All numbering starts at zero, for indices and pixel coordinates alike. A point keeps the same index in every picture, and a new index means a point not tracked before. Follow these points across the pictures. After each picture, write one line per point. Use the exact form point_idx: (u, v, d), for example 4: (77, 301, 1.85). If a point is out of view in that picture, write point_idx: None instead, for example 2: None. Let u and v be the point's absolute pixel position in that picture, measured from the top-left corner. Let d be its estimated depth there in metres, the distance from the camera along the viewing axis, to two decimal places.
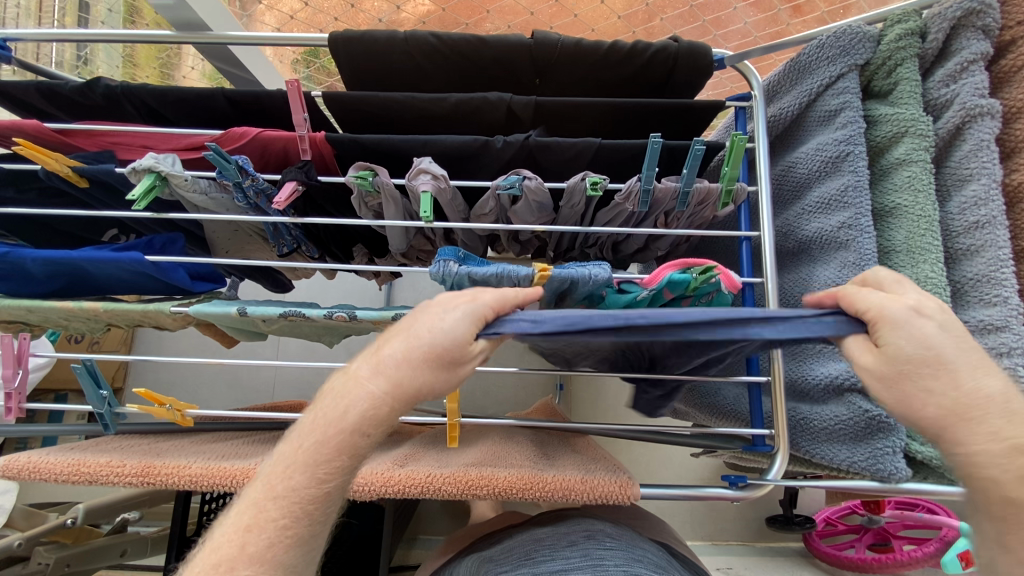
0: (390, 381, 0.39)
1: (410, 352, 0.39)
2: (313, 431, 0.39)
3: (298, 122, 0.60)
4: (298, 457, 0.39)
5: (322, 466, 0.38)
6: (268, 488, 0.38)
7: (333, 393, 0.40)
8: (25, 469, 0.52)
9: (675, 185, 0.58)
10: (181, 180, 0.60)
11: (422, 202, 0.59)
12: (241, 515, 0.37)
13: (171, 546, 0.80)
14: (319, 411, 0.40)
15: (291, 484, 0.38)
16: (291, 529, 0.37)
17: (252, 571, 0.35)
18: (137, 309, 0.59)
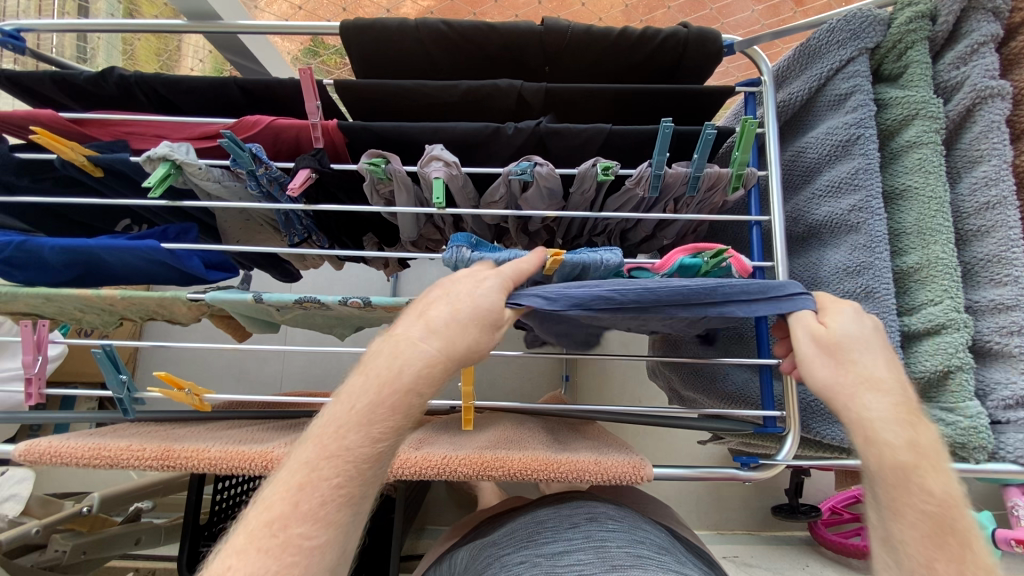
0: (442, 344, 0.39)
1: (458, 318, 0.40)
2: (367, 392, 0.38)
3: (311, 110, 0.60)
4: (348, 414, 0.38)
5: (376, 425, 0.38)
6: (319, 446, 0.36)
7: (382, 352, 0.40)
8: (47, 453, 0.53)
9: (685, 170, 0.59)
10: (195, 168, 0.60)
11: (434, 188, 0.60)
12: (291, 475, 0.36)
13: (187, 533, 0.80)
14: (368, 370, 0.39)
15: (344, 441, 0.37)
16: (344, 488, 0.36)
17: (306, 529, 0.34)
18: (153, 296, 0.59)
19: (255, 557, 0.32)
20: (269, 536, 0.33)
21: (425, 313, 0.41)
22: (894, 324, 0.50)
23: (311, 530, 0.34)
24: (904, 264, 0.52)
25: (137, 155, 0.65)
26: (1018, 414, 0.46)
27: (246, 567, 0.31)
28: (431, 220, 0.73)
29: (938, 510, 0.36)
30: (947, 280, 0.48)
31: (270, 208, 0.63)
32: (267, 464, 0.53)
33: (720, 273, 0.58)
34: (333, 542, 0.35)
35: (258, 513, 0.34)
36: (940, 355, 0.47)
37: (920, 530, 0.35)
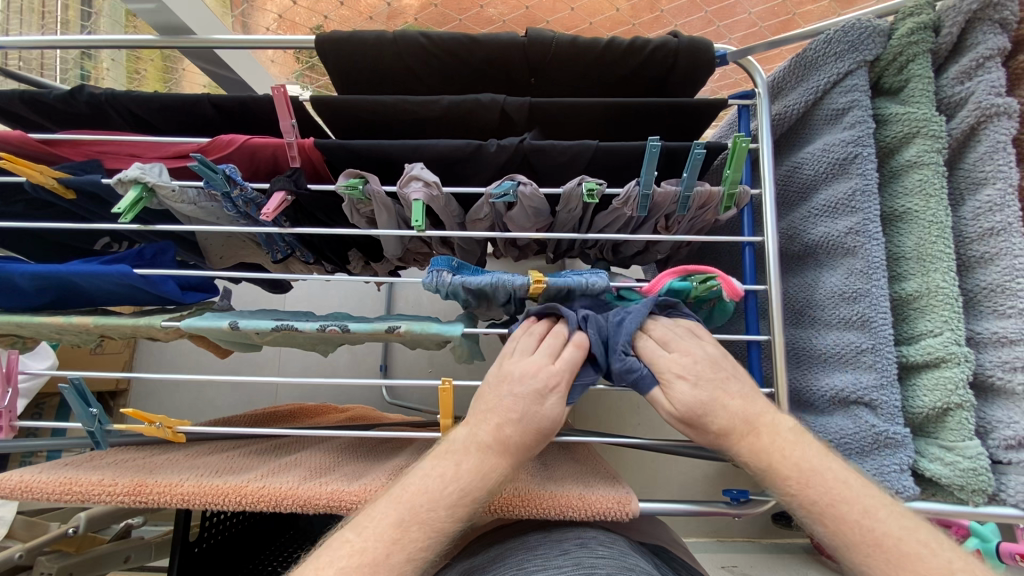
0: (520, 446, 0.46)
1: (528, 433, 0.47)
2: (445, 482, 0.45)
3: (286, 129, 0.57)
4: (427, 493, 0.44)
5: (459, 506, 0.45)
6: (412, 512, 0.43)
7: (467, 455, 0.46)
8: (17, 488, 0.52)
9: (675, 189, 0.56)
10: (169, 190, 0.59)
11: (413, 209, 0.57)
12: (387, 519, 0.43)
13: (175, 554, 0.80)
14: (453, 457, 0.46)
15: (434, 513, 0.44)
16: (426, 551, 0.43)
17: None
18: (128, 323, 0.58)
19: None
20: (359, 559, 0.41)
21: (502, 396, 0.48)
22: (891, 355, 0.48)
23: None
24: (903, 291, 0.49)
25: (111, 175, 0.63)
26: (1020, 454, 0.44)
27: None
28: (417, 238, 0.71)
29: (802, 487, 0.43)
30: (949, 311, 0.46)
31: (246, 230, 0.61)
32: (240, 499, 0.52)
33: (710, 296, 0.55)
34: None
35: (348, 556, 0.41)
36: (940, 390, 0.45)
37: (837, 533, 0.41)
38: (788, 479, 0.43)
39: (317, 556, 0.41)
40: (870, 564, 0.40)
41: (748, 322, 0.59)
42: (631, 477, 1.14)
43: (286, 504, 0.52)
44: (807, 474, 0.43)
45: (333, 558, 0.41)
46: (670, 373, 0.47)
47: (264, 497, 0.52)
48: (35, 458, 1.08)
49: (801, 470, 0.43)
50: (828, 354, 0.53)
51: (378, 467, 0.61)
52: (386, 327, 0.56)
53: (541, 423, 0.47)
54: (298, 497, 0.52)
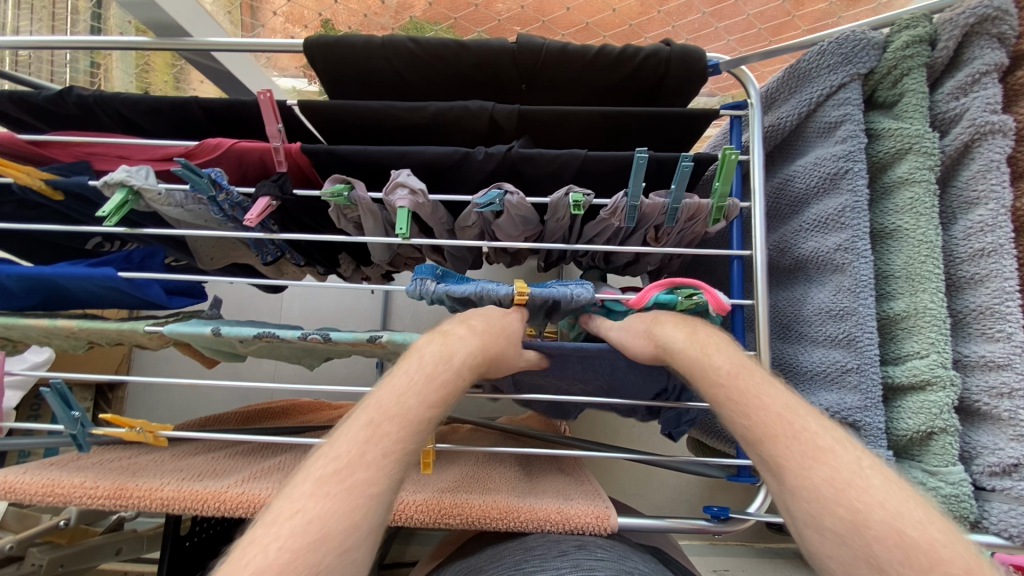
0: (488, 333, 0.45)
1: (494, 327, 0.47)
2: (412, 372, 0.38)
3: (272, 133, 0.57)
4: (396, 384, 0.38)
5: (432, 391, 0.38)
6: (380, 407, 0.36)
7: (429, 344, 0.41)
8: (2, 488, 0.52)
9: (663, 201, 0.55)
10: (156, 194, 0.58)
11: (398, 217, 0.57)
12: (355, 428, 0.35)
13: (166, 547, 0.80)
14: (416, 350, 0.41)
15: (404, 404, 0.36)
16: (406, 444, 0.35)
17: (368, 474, 0.32)
18: (112, 327, 0.57)
19: (330, 503, 0.30)
20: (336, 481, 0.32)
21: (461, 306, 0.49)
22: (876, 376, 0.47)
23: (374, 477, 0.33)
24: (891, 310, 0.48)
25: (100, 177, 0.63)
26: (1004, 482, 0.44)
27: (318, 512, 0.30)
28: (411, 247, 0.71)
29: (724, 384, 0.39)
30: (935, 333, 0.45)
31: (232, 234, 0.60)
32: (220, 504, 0.52)
33: (696, 311, 0.55)
34: (384, 495, 0.33)
35: (321, 465, 0.33)
36: (925, 414, 0.45)
37: (757, 426, 0.35)
38: (720, 367, 0.39)
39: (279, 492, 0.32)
40: (785, 455, 0.33)
41: (734, 336, 0.58)
42: (624, 480, 1.13)
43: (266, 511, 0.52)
44: (738, 369, 0.39)
45: (308, 472, 0.32)
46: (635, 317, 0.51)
47: (244, 503, 0.52)
48: (34, 454, 1.08)
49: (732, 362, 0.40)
50: (815, 372, 0.52)
51: None
52: (368, 336, 0.55)
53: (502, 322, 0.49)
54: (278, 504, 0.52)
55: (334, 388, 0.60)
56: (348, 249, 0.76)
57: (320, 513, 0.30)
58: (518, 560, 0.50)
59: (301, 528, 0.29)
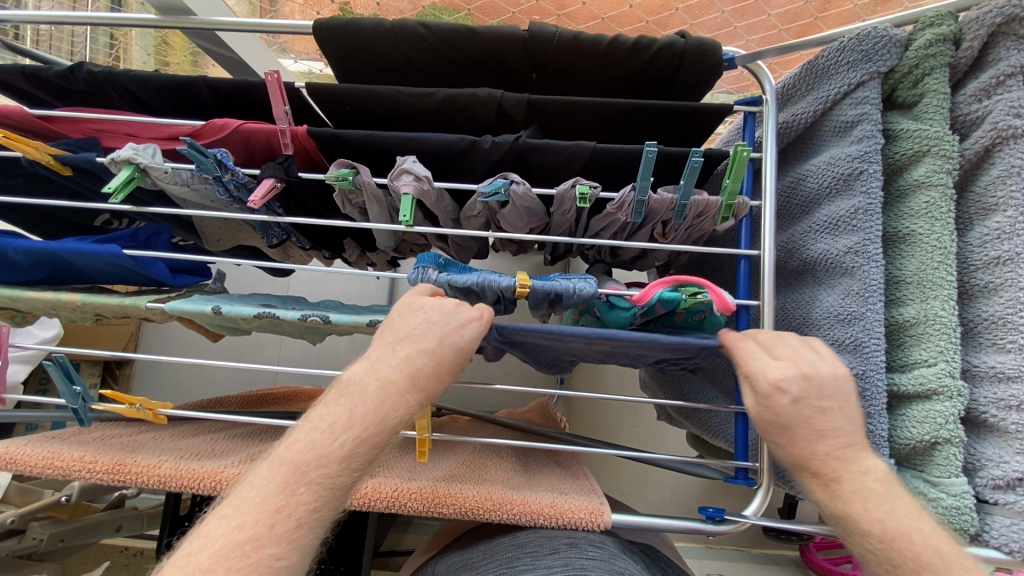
0: (430, 377, 0.45)
1: (442, 362, 0.46)
2: (333, 431, 0.41)
3: (279, 115, 0.56)
4: (317, 442, 0.40)
5: (356, 453, 0.41)
6: (297, 470, 0.39)
7: (363, 392, 0.43)
8: (4, 458, 0.53)
9: (671, 196, 0.54)
10: (165, 171, 0.58)
11: (402, 204, 0.56)
12: (266, 496, 0.38)
13: (165, 524, 0.81)
14: (348, 399, 0.43)
15: (323, 468, 0.39)
16: (320, 511, 0.39)
17: (278, 550, 0.36)
18: (114, 302, 0.58)
19: None
20: (239, 557, 0.34)
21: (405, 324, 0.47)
22: (881, 383, 0.46)
23: (284, 550, 0.36)
24: (899, 316, 0.47)
25: (108, 154, 0.63)
26: (1008, 496, 0.43)
27: None
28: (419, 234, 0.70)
29: (887, 547, 0.38)
30: (944, 342, 0.44)
31: (238, 215, 0.60)
32: (216, 484, 0.52)
33: (700, 309, 0.54)
34: (296, 564, 0.36)
35: (225, 533, 0.36)
36: (929, 423, 0.44)
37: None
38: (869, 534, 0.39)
39: (190, 539, 0.36)
40: None
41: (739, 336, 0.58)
42: (622, 479, 1.13)
43: None
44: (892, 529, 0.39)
45: (208, 538, 0.35)
46: (768, 385, 0.43)
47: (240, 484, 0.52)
48: (42, 425, 1.11)
49: (886, 528, 0.39)
50: None
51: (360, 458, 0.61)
52: (368, 321, 0.55)
53: (458, 344, 0.46)
54: None
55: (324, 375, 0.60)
56: (354, 232, 0.75)
57: None
58: (511, 555, 0.51)
59: None
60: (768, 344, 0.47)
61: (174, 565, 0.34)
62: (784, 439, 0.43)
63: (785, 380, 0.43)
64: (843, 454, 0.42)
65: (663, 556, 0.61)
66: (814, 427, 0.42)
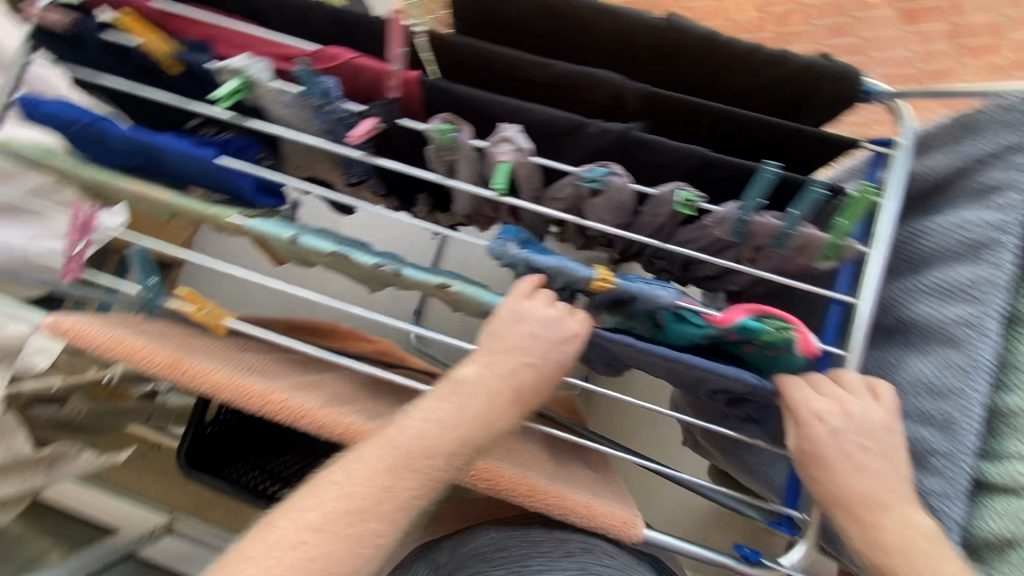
0: (531, 392, 0.51)
1: (542, 378, 0.51)
2: (440, 431, 0.48)
3: (394, 57, 0.58)
4: (426, 435, 0.47)
5: (458, 451, 0.48)
6: (406, 458, 0.46)
7: (475, 396, 0.49)
8: (70, 331, 0.55)
9: (777, 223, 0.52)
10: (267, 89, 0.58)
11: (497, 171, 0.56)
12: (377, 475, 0.46)
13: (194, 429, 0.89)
14: (459, 400, 0.49)
15: (428, 461, 0.47)
16: (418, 499, 0.47)
17: (378, 526, 0.45)
18: (200, 209, 0.59)
19: (338, 541, 0.43)
20: (347, 523, 0.44)
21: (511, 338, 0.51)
22: (970, 467, 0.45)
23: (383, 528, 0.45)
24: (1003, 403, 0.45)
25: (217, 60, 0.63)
26: None
27: (325, 545, 0.43)
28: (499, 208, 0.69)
29: None
30: None
31: (327, 147, 0.60)
32: (264, 404, 0.53)
33: (777, 345, 0.51)
34: (389, 539, 0.45)
35: (336, 502, 0.44)
36: None
37: None
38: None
39: (306, 495, 0.45)
40: None
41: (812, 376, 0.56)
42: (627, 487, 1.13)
43: (301, 423, 0.53)
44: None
45: (321, 499, 0.45)
46: (808, 413, 0.47)
47: (286, 410, 0.52)
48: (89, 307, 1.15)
49: None
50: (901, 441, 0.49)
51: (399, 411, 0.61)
52: (438, 282, 0.55)
53: (561, 360, 0.52)
54: (317, 421, 0.53)
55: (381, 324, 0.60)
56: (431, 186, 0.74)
57: (325, 545, 0.43)
58: (526, 551, 0.56)
59: (306, 558, 0.42)
60: (813, 380, 0.50)
61: (295, 516, 0.44)
62: (822, 474, 0.47)
63: (827, 413, 0.47)
64: (884, 499, 0.45)
65: (669, 571, 0.61)
66: (852, 463, 0.46)
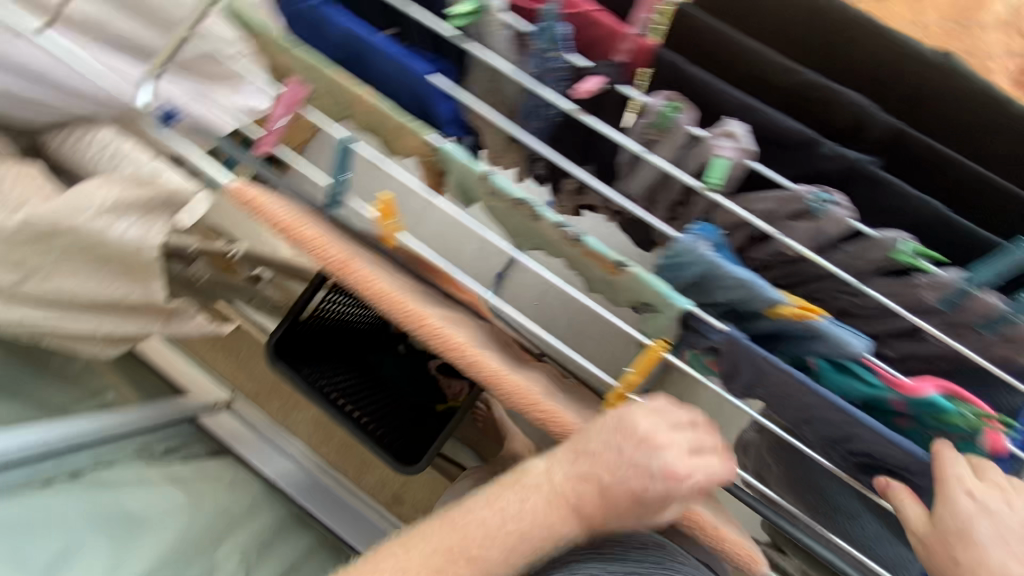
0: (597, 506, 0.49)
1: (610, 493, 0.48)
2: (499, 521, 0.49)
3: (637, 20, 0.56)
4: (486, 524, 0.49)
5: (517, 546, 0.49)
6: (461, 542, 0.49)
7: (541, 496, 0.50)
8: (252, 202, 0.56)
9: (1000, 304, 0.48)
10: (496, 19, 0.57)
11: (714, 165, 0.52)
12: (433, 554, 0.49)
13: (286, 325, 0.95)
14: (522, 492, 0.50)
15: (483, 552, 0.49)
16: None
17: None
18: (397, 117, 0.58)
19: None
20: None
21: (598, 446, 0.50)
22: None
23: None
24: None
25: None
26: None
27: None
28: (676, 185, 0.62)
29: None
30: None
31: (531, 86, 0.57)
32: (420, 328, 0.54)
33: (962, 428, 0.49)
34: None
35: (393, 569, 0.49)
36: None
37: None
38: None
39: (369, 558, 0.51)
40: None
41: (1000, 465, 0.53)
42: None
43: (453, 357, 0.53)
44: None
45: (382, 561, 0.50)
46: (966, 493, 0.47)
47: (439, 338, 0.53)
48: None
49: None
50: None
51: (522, 367, 0.61)
52: (620, 262, 0.53)
53: (637, 491, 0.48)
54: (466, 357, 0.53)
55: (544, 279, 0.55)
56: (589, 149, 0.67)
57: None
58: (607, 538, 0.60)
59: None
60: (977, 463, 0.49)
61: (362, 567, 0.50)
62: (971, 552, 0.47)
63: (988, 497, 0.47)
64: None
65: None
66: (1009, 551, 0.46)
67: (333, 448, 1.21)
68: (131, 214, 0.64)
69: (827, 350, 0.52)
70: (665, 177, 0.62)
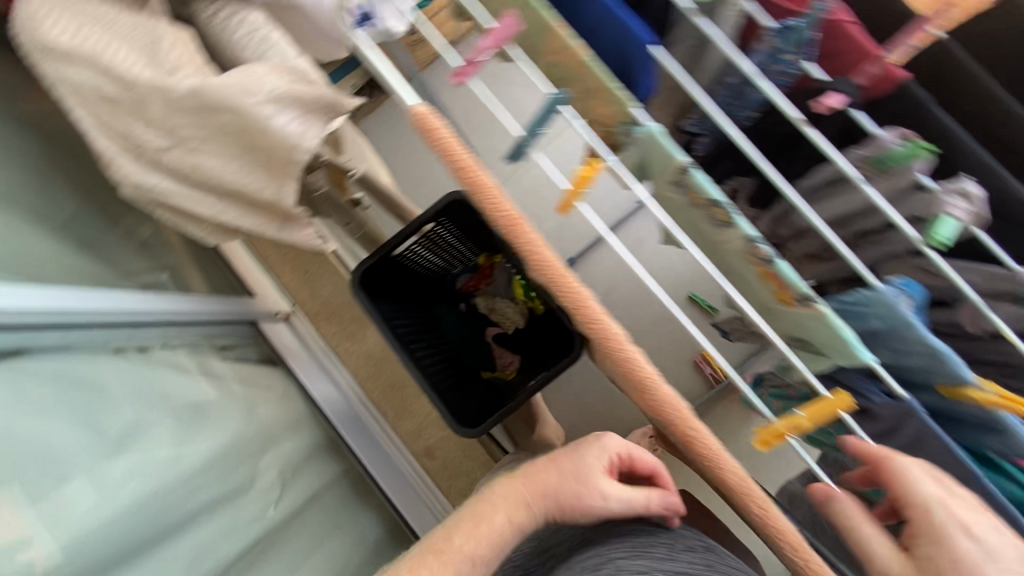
0: (552, 480, 0.66)
1: (563, 471, 0.66)
2: (472, 524, 0.62)
3: (900, 43, 0.57)
4: (463, 529, 0.62)
5: (489, 532, 0.62)
6: (439, 540, 0.62)
7: (495, 510, 0.64)
8: (436, 134, 0.53)
9: None
10: (737, 6, 0.54)
11: (944, 224, 0.54)
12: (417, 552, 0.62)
13: (378, 256, 0.94)
14: (485, 505, 0.65)
15: (457, 543, 0.61)
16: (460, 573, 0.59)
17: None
18: (603, 78, 0.53)
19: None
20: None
21: (560, 463, 0.67)
22: None
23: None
24: None
25: None
26: None
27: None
28: (876, 216, 0.63)
29: None
30: None
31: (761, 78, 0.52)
32: (579, 308, 0.51)
33: None
34: None
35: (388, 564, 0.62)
36: None
37: None
38: None
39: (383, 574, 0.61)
40: None
41: None
42: None
43: (606, 344, 0.51)
44: None
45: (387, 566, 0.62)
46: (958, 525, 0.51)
47: (598, 323, 0.50)
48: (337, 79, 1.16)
49: None
50: None
51: None
52: (806, 294, 0.49)
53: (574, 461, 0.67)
54: (623, 349, 0.50)
55: (707, 270, 0.50)
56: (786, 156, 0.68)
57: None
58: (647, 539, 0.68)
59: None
60: (940, 484, 0.55)
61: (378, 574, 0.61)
62: None
63: (979, 529, 0.51)
64: None
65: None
66: None
67: (378, 387, 1.20)
68: (292, 109, 0.59)
69: (994, 443, 0.55)
70: (869, 208, 0.62)
